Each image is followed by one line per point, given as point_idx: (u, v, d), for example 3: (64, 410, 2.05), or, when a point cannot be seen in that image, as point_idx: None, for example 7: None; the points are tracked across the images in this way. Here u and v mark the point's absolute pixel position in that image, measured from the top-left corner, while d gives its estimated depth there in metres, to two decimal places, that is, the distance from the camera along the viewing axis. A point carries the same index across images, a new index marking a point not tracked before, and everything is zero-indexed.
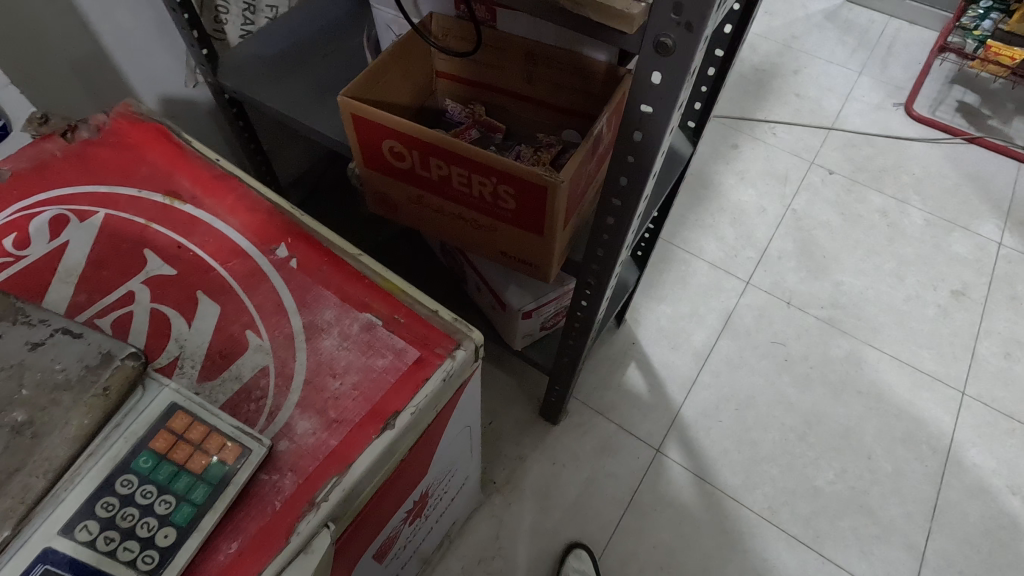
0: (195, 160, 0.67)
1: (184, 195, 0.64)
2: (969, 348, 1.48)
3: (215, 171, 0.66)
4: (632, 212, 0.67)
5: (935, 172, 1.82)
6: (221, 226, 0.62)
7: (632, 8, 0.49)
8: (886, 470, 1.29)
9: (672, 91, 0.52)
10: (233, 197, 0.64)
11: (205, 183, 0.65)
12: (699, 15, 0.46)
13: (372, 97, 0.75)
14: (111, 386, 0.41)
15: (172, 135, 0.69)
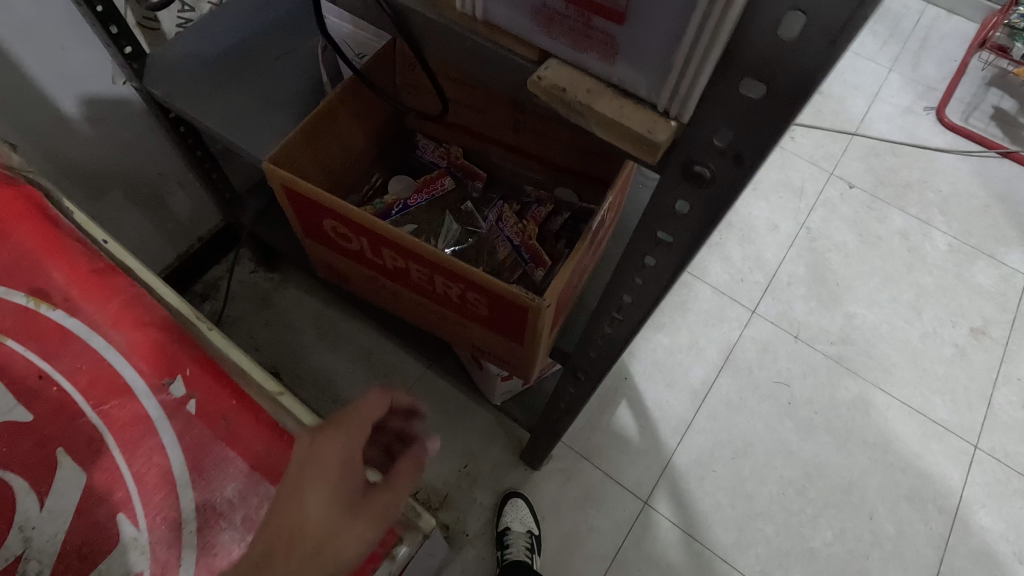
0: (76, 246, 0.52)
1: (55, 294, 0.49)
2: (985, 395, 1.37)
3: (101, 264, 0.52)
4: (634, 327, 0.53)
5: (963, 190, 1.66)
6: (102, 345, 0.47)
7: (655, 130, 0.31)
8: (888, 531, 1.21)
9: (702, 225, 0.38)
10: (123, 303, 0.50)
11: (85, 280, 0.50)
12: (757, 148, 0.31)
13: (315, 152, 0.59)
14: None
15: (49, 210, 0.54)
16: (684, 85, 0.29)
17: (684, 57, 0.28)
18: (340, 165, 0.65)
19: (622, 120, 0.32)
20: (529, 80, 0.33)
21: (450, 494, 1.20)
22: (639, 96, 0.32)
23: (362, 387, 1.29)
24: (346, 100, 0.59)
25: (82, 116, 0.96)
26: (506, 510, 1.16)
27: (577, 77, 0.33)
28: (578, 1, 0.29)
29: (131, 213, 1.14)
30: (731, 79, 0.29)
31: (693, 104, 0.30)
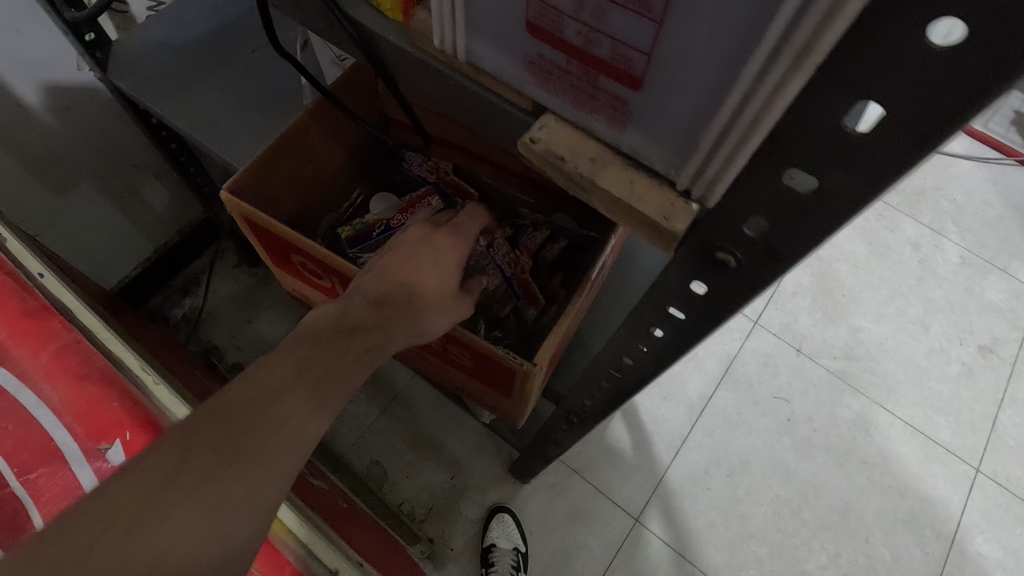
0: (41, 317, 0.59)
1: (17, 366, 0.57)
2: (990, 416, 1.33)
3: (62, 338, 0.59)
4: (637, 386, 0.48)
5: (978, 199, 1.60)
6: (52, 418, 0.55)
7: (675, 221, 0.29)
8: (884, 556, 1.18)
9: (722, 311, 0.34)
10: (74, 378, 0.57)
11: (44, 353, 0.58)
12: (795, 245, 0.28)
13: (281, 178, 0.57)
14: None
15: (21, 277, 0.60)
16: (712, 169, 0.27)
17: (715, 138, 0.26)
18: (311, 183, 0.63)
19: (631, 199, 0.30)
20: (520, 142, 0.31)
21: (436, 507, 1.16)
22: (655, 173, 0.31)
23: None
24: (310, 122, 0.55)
25: (45, 107, 0.89)
26: (492, 526, 1.13)
27: (578, 142, 0.31)
28: (582, 61, 0.28)
29: (105, 209, 1.07)
30: (778, 164, 0.25)
31: (722, 190, 0.28)
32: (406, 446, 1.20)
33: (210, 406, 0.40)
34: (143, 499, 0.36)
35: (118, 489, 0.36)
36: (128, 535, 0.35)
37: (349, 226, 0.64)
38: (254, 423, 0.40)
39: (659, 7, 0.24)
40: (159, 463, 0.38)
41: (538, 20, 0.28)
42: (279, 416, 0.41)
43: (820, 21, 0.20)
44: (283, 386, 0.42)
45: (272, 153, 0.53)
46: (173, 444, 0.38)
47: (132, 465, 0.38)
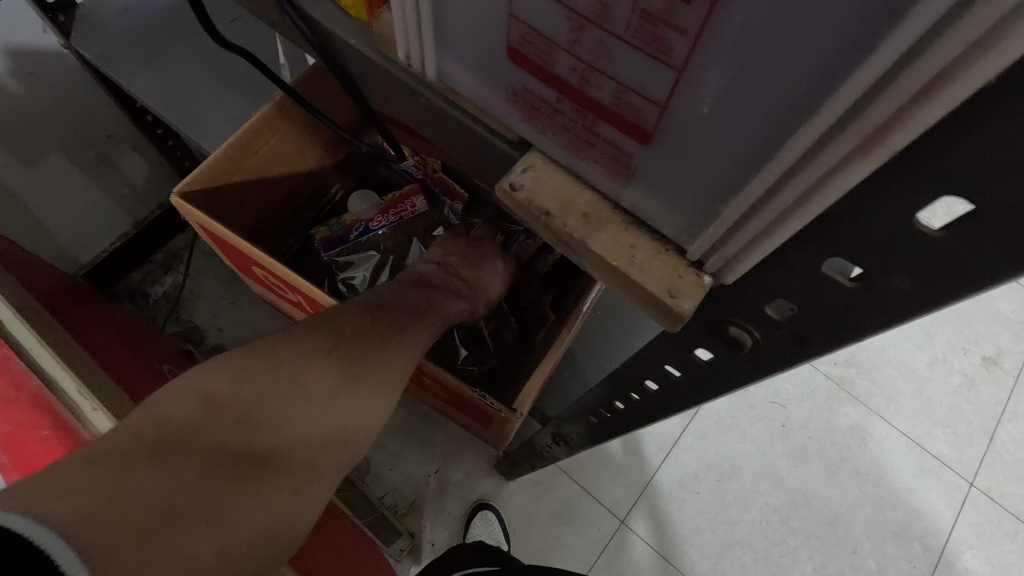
0: None
1: None
2: (988, 430, 1.30)
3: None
4: (628, 428, 0.45)
5: None
6: None
7: (684, 305, 0.25)
8: (870, 567, 1.16)
9: (729, 381, 0.31)
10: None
11: None
12: (823, 335, 0.24)
13: (237, 176, 0.58)
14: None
15: None
16: (735, 244, 0.24)
17: (744, 211, 0.23)
18: (273, 180, 0.63)
19: (630, 268, 0.26)
20: (496, 188, 0.28)
21: (417, 500, 1.14)
22: (660, 234, 0.27)
23: None
24: (269, 126, 0.56)
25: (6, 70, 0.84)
26: (477, 523, 1.11)
27: (568, 193, 0.28)
28: (577, 101, 0.25)
29: (81, 182, 1.01)
30: (820, 250, 0.22)
31: (742, 271, 0.25)
32: (390, 438, 1.17)
33: (311, 355, 0.50)
34: (257, 416, 0.45)
35: (235, 403, 0.45)
36: (248, 437, 0.44)
37: (324, 227, 0.69)
38: (336, 381, 0.50)
39: (680, 54, 0.20)
40: (266, 391, 0.47)
41: (522, 47, 0.24)
42: (354, 382, 0.51)
43: (906, 98, 0.16)
44: (362, 357, 0.52)
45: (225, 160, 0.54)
46: (280, 380, 0.48)
47: (252, 380, 0.47)
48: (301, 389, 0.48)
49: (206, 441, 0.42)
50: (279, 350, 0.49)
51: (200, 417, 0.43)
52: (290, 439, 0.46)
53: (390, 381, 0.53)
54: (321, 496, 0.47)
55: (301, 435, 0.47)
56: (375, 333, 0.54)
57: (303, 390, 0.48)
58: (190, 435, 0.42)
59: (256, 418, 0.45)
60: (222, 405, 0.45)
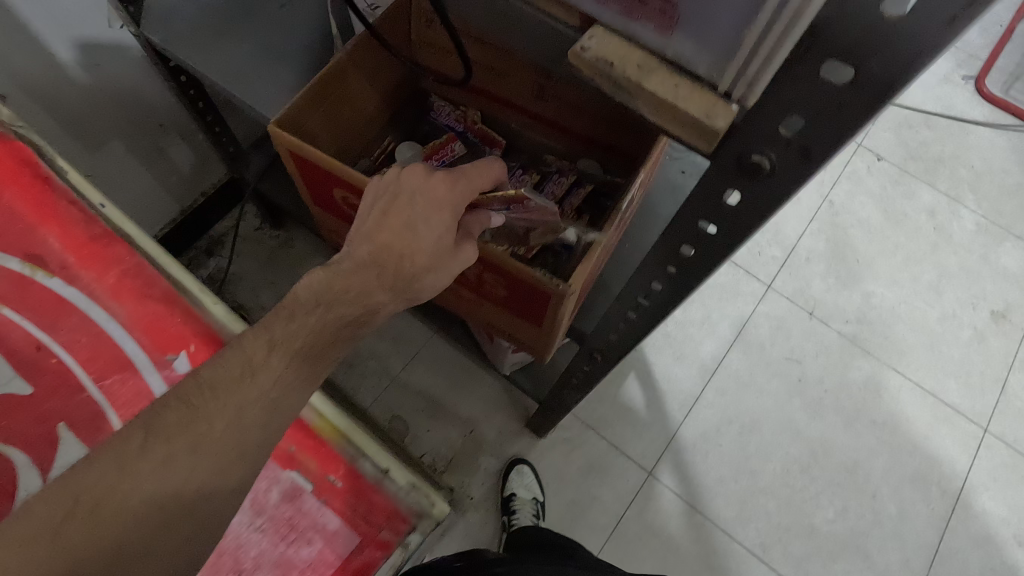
0: (71, 207, 0.53)
1: (51, 261, 0.51)
2: (1000, 379, 1.34)
3: (93, 229, 0.53)
4: (661, 315, 0.51)
5: (996, 167, 1.60)
6: (103, 316, 0.50)
7: (716, 117, 0.33)
8: (890, 511, 1.21)
9: (750, 220, 0.38)
10: (119, 274, 0.52)
11: (80, 248, 0.52)
12: (822, 141, 0.32)
13: (325, 112, 0.55)
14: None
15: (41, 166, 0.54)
16: (754, 66, 0.31)
17: (759, 34, 0.29)
18: (350, 123, 0.60)
19: (674, 99, 0.33)
20: (571, 54, 0.35)
21: (454, 458, 1.20)
22: (698, 76, 0.34)
23: (371, 353, 1.28)
24: (361, 52, 0.54)
25: (77, 63, 0.91)
26: (512, 477, 1.16)
27: (623, 51, 0.34)
28: None
29: (133, 167, 1.10)
30: (816, 61, 0.29)
31: (759, 89, 0.31)
32: (425, 402, 1.24)
33: (190, 406, 0.45)
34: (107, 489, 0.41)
35: (88, 498, 0.41)
36: (91, 518, 0.40)
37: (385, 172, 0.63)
38: (217, 417, 0.45)
39: None
40: (128, 465, 0.42)
41: None
42: (240, 410, 0.45)
43: None
44: (250, 395, 0.46)
45: (326, 84, 0.53)
46: (137, 451, 0.43)
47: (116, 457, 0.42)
48: (179, 447, 0.43)
49: (66, 552, 0.39)
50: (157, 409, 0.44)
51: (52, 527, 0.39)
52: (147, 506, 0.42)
53: (295, 391, 0.48)
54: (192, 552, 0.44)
55: (181, 491, 0.43)
56: (281, 349, 0.48)
57: (174, 464, 0.43)
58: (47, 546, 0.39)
59: (119, 498, 0.41)
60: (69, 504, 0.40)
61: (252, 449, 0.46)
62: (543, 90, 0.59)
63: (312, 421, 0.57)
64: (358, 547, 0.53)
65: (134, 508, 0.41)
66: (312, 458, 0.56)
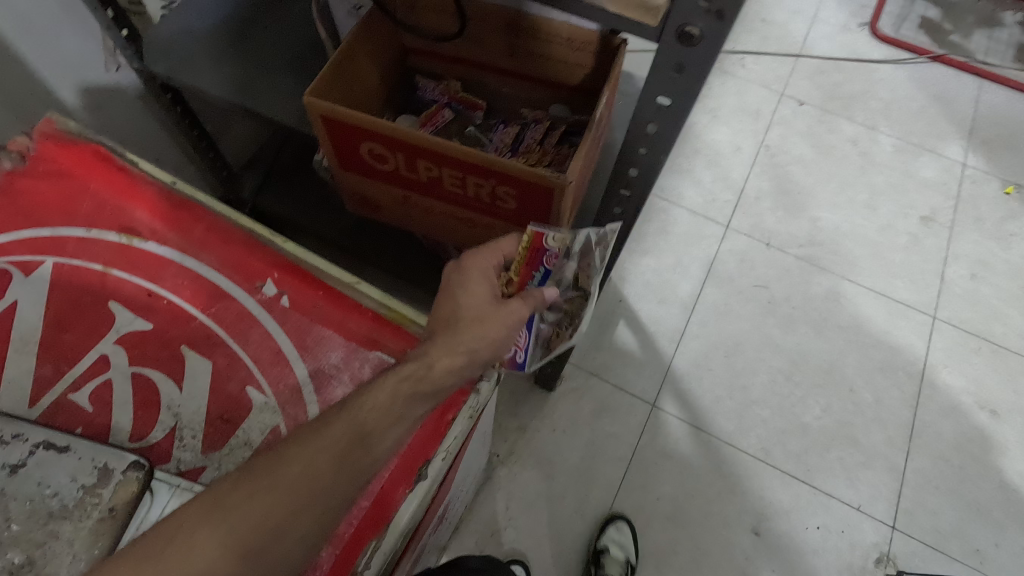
0: (150, 186, 0.58)
1: (142, 230, 0.56)
2: (939, 273, 1.52)
3: (174, 200, 0.58)
4: (641, 201, 0.63)
5: (902, 95, 1.81)
6: (195, 264, 0.55)
7: None
8: (868, 399, 1.36)
9: (692, 82, 0.47)
10: (202, 228, 0.57)
11: (165, 214, 0.57)
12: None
13: (343, 89, 0.66)
14: (119, 502, 0.46)
15: (117, 159, 0.59)
16: None
17: None
18: (360, 101, 0.71)
19: None
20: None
21: None
22: None
23: None
24: (362, 37, 0.66)
25: (81, 106, 1.00)
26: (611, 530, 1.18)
27: None
28: None
29: None
30: None
31: None
32: None
33: (276, 455, 0.46)
34: (197, 523, 0.43)
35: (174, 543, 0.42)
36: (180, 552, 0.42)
37: None
38: (293, 465, 0.45)
39: None
40: (214, 511, 0.44)
41: None
42: (314, 456, 0.45)
43: None
44: (324, 446, 0.46)
45: (339, 62, 0.63)
46: (224, 499, 0.44)
47: (212, 496, 0.44)
48: (259, 491, 0.44)
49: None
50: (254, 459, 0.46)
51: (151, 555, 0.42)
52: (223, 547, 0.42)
53: (363, 448, 0.46)
54: None
55: (252, 538, 0.43)
56: (352, 407, 0.48)
57: (251, 505, 0.44)
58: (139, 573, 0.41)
59: (204, 535, 0.43)
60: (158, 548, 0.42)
61: (320, 504, 0.45)
62: (514, 46, 0.72)
63: (379, 312, 0.55)
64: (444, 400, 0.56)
65: (207, 555, 0.42)
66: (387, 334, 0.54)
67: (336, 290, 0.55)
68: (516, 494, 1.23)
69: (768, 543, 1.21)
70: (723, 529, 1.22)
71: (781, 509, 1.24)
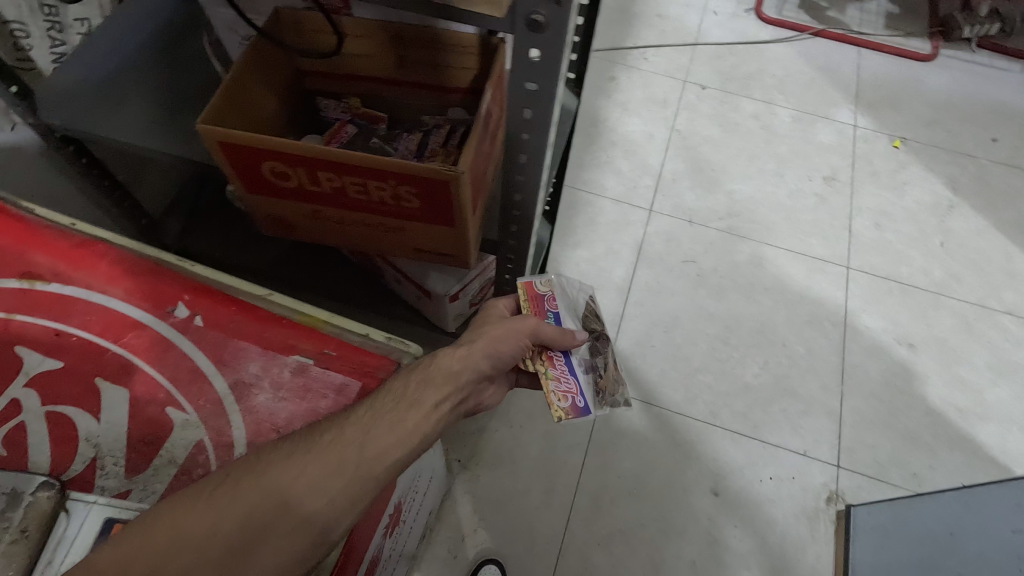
0: (49, 230, 0.58)
1: (44, 273, 0.56)
2: (847, 226, 1.64)
3: (75, 240, 0.58)
4: (537, 184, 0.67)
5: (793, 70, 1.96)
6: (102, 299, 0.55)
7: None
8: (800, 350, 1.45)
9: (552, 66, 0.52)
10: (107, 263, 0.57)
11: (66, 255, 0.57)
12: None
13: (239, 116, 0.68)
14: (31, 525, 0.45)
15: (12, 209, 0.59)
16: None
17: None
18: (258, 125, 0.73)
19: None
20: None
21: None
22: None
23: None
24: (250, 64, 0.68)
25: None
26: None
27: None
28: None
29: None
30: None
31: None
32: None
33: (310, 430, 0.50)
34: (233, 478, 0.47)
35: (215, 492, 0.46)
36: (214, 504, 0.45)
37: None
38: (324, 437, 0.49)
39: None
40: (248, 473, 0.47)
41: None
42: (344, 431, 0.50)
43: None
44: (351, 425, 0.51)
45: (229, 87, 0.65)
46: (258, 460, 0.48)
47: (248, 459, 0.48)
48: (290, 456, 0.48)
49: (186, 527, 0.44)
50: (290, 434, 0.50)
51: (188, 504, 0.45)
52: (254, 501, 0.46)
53: (385, 426, 0.51)
54: (274, 560, 0.45)
55: (281, 499, 0.46)
56: (383, 391, 0.54)
57: (284, 467, 0.47)
58: (176, 520, 0.44)
59: (239, 490, 0.46)
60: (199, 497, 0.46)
61: (344, 473, 0.48)
62: (403, 56, 0.75)
63: (294, 318, 0.57)
64: (365, 391, 0.54)
65: (240, 506, 0.45)
66: (307, 340, 0.55)
67: (250, 303, 0.57)
68: (483, 495, 1.25)
69: (728, 501, 1.27)
70: (684, 495, 1.27)
71: (735, 467, 1.30)
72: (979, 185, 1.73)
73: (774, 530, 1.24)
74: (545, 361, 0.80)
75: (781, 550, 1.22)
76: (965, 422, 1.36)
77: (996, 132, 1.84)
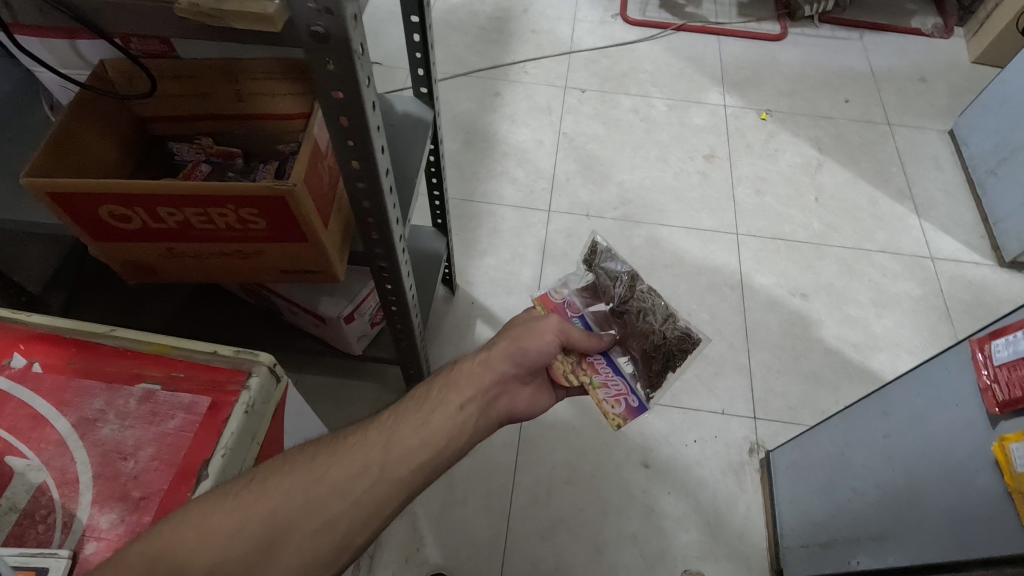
0: None
1: None
2: (731, 197, 1.76)
3: None
4: (381, 190, 0.71)
5: (662, 64, 2.10)
6: None
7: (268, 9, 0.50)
8: (704, 317, 1.53)
9: (347, 71, 0.56)
10: None
11: None
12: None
13: (70, 168, 0.70)
14: None
15: None
16: None
17: None
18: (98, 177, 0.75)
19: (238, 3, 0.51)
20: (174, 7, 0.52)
21: None
22: None
23: None
24: (76, 117, 0.70)
25: None
26: None
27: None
28: None
29: None
30: None
31: None
32: None
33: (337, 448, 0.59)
34: (262, 482, 0.52)
35: (244, 493, 0.51)
36: (249, 505, 0.51)
37: None
38: (350, 456, 0.59)
39: None
40: (275, 477, 0.53)
41: None
42: (371, 452, 0.60)
43: None
44: (376, 447, 0.61)
45: (55, 140, 0.66)
46: (285, 468, 0.54)
47: (277, 466, 0.54)
48: (321, 469, 0.56)
49: (223, 525, 0.49)
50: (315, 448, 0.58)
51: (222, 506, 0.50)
52: (283, 504, 0.52)
53: (403, 447, 0.62)
54: (302, 557, 0.52)
55: (313, 504, 0.54)
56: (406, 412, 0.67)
57: (315, 477, 0.55)
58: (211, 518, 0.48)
59: (271, 494, 0.52)
60: (224, 497, 0.50)
61: (365, 485, 0.58)
62: (239, 89, 0.77)
63: (140, 348, 0.59)
64: (216, 404, 0.55)
65: (271, 508, 0.52)
66: (156, 367, 0.58)
67: (92, 341, 0.59)
68: (423, 512, 1.24)
69: (659, 471, 1.31)
70: (617, 472, 1.30)
71: (660, 436, 1.35)
72: (841, 142, 1.90)
73: (705, 489, 1.29)
74: (586, 371, 0.81)
75: (714, 507, 1.27)
76: (860, 356, 1.47)
77: (846, 94, 2.03)
